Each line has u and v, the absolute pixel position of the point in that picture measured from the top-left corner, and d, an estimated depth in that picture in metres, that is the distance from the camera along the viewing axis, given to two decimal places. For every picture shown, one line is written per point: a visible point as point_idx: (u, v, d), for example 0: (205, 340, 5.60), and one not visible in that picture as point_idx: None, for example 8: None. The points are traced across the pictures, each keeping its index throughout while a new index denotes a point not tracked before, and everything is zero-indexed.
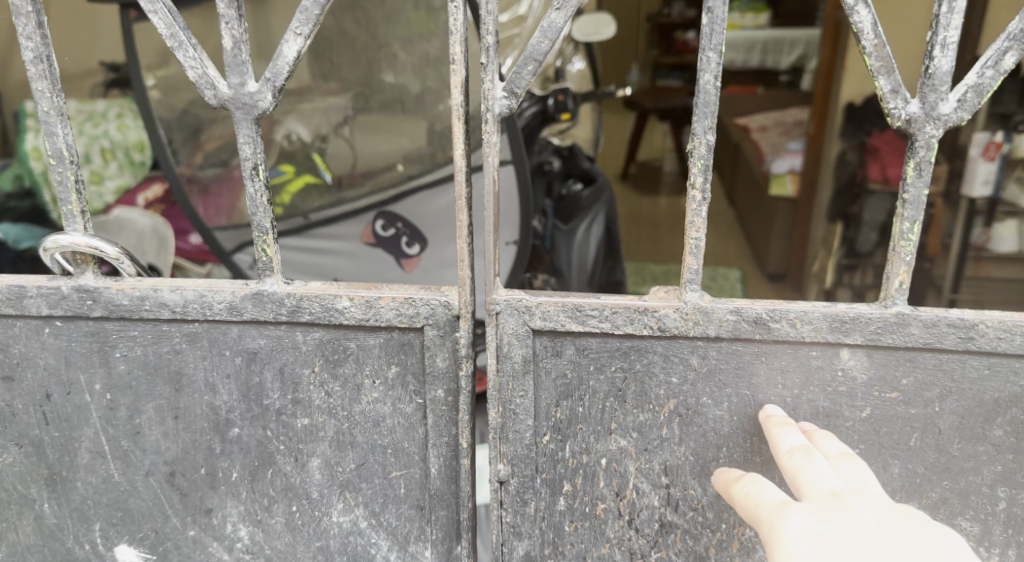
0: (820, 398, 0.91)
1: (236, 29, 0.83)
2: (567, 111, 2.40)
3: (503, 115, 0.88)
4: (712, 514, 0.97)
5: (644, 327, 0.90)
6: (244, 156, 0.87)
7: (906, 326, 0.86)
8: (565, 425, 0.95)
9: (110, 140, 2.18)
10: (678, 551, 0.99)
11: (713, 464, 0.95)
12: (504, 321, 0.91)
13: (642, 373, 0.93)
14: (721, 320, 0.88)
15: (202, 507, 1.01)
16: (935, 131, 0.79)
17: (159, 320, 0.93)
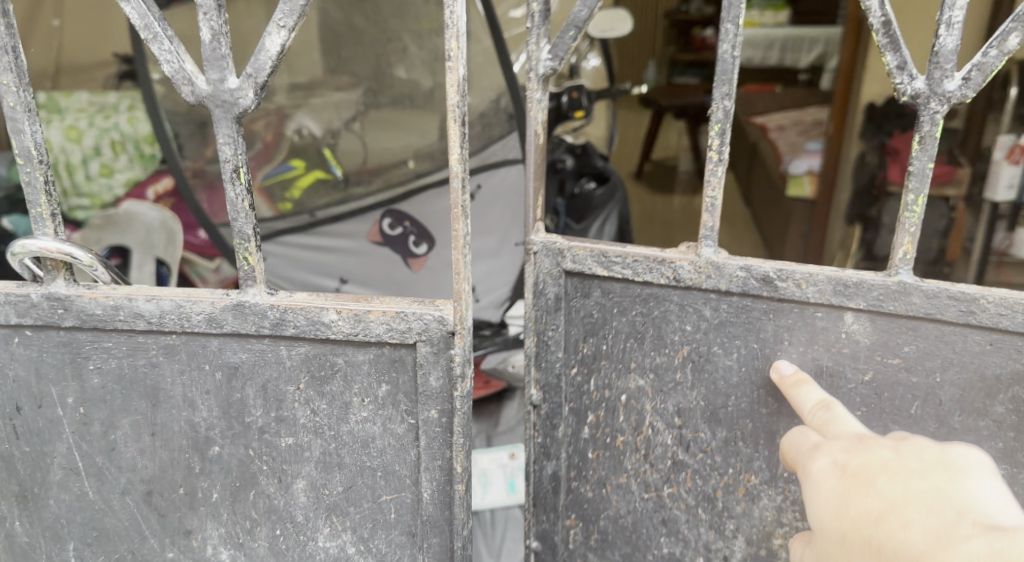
0: (823, 356, 0.84)
1: (214, 21, 0.78)
2: (581, 108, 2.31)
3: (547, 77, 0.85)
4: (720, 458, 0.90)
5: (662, 276, 0.86)
6: (223, 158, 0.81)
7: (908, 295, 0.79)
8: (591, 360, 0.92)
9: (120, 133, 2.06)
10: (688, 489, 0.92)
11: (723, 410, 0.89)
12: (541, 261, 0.89)
13: (659, 319, 0.88)
14: (732, 274, 0.84)
15: (181, 528, 0.95)
16: (939, 107, 0.75)
17: (134, 331, 0.88)
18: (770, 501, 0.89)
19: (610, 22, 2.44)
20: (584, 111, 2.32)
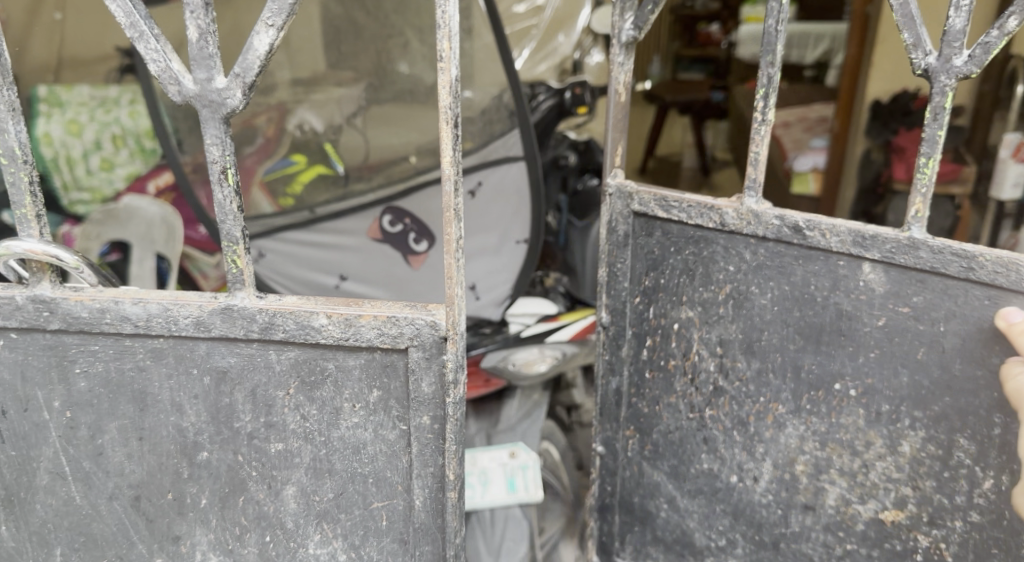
0: (843, 301, 1.00)
1: (201, 19, 0.76)
2: (585, 104, 2.32)
3: (630, 44, 1.14)
4: (753, 387, 1.11)
5: (710, 221, 1.09)
6: (211, 159, 0.79)
7: (915, 250, 0.93)
8: (651, 292, 1.18)
9: (121, 127, 2.05)
10: (726, 412, 1.15)
11: (757, 343, 1.09)
12: (615, 201, 1.18)
13: (707, 258, 1.11)
14: (768, 223, 1.04)
15: (170, 534, 0.94)
16: (947, 81, 0.89)
17: (121, 335, 0.86)
18: (793, 430, 1.08)
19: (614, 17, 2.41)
20: (587, 107, 2.33)
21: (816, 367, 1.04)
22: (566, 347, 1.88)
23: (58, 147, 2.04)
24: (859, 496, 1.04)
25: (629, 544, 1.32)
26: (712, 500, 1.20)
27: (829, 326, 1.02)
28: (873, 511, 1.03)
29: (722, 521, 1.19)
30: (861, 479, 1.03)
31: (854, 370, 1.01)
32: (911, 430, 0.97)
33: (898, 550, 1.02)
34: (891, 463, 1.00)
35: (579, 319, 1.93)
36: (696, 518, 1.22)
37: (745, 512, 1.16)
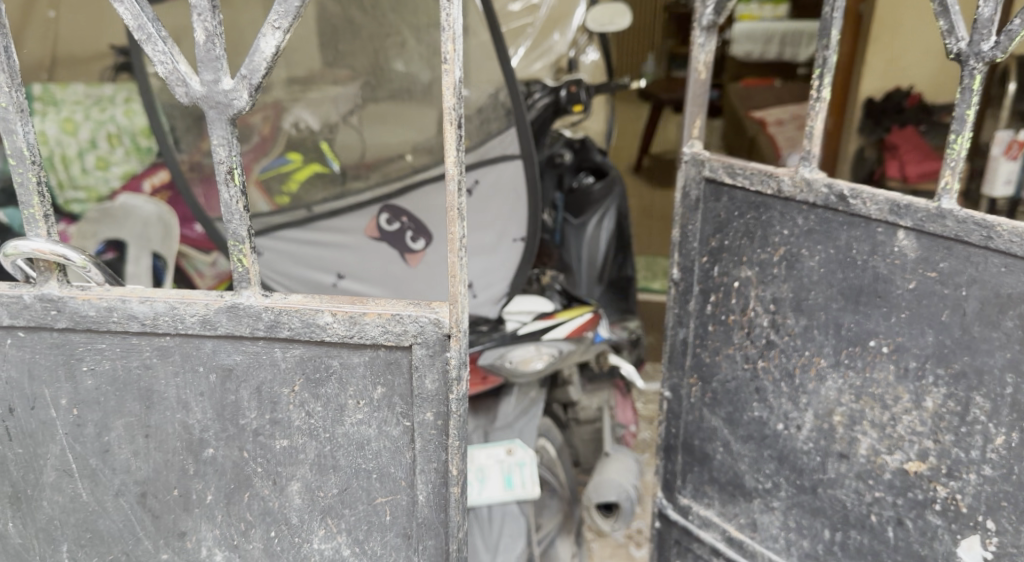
0: (881, 265, 1.13)
1: (208, 22, 0.77)
2: (580, 103, 2.34)
3: (709, 26, 1.32)
4: (800, 341, 1.25)
5: (769, 188, 1.25)
6: (218, 159, 0.80)
7: (943, 218, 1.05)
8: (716, 252, 1.35)
9: (116, 126, 2.06)
10: (776, 364, 1.30)
11: (805, 301, 1.23)
12: (688, 168, 1.37)
13: (765, 222, 1.27)
14: (818, 191, 1.19)
15: (176, 530, 0.95)
16: (977, 65, 1.00)
17: (128, 333, 0.87)
18: (834, 383, 1.22)
19: (610, 16, 2.43)
20: (583, 105, 2.34)
21: (855, 324, 1.17)
22: (562, 345, 1.99)
23: (53, 147, 2.02)
24: (887, 448, 1.16)
25: (688, 485, 1.50)
26: (761, 446, 1.35)
27: (868, 287, 1.15)
28: (900, 461, 1.15)
29: (769, 465, 1.34)
30: (891, 431, 1.15)
31: (887, 329, 1.13)
32: (935, 385, 1.09)
33: (921, 498, 1.13)
34: (916, 417, 1.12)
35: (575, 318, 2.04)
36: (748, 462, 1.37)
37: (790, 458, 1.30)
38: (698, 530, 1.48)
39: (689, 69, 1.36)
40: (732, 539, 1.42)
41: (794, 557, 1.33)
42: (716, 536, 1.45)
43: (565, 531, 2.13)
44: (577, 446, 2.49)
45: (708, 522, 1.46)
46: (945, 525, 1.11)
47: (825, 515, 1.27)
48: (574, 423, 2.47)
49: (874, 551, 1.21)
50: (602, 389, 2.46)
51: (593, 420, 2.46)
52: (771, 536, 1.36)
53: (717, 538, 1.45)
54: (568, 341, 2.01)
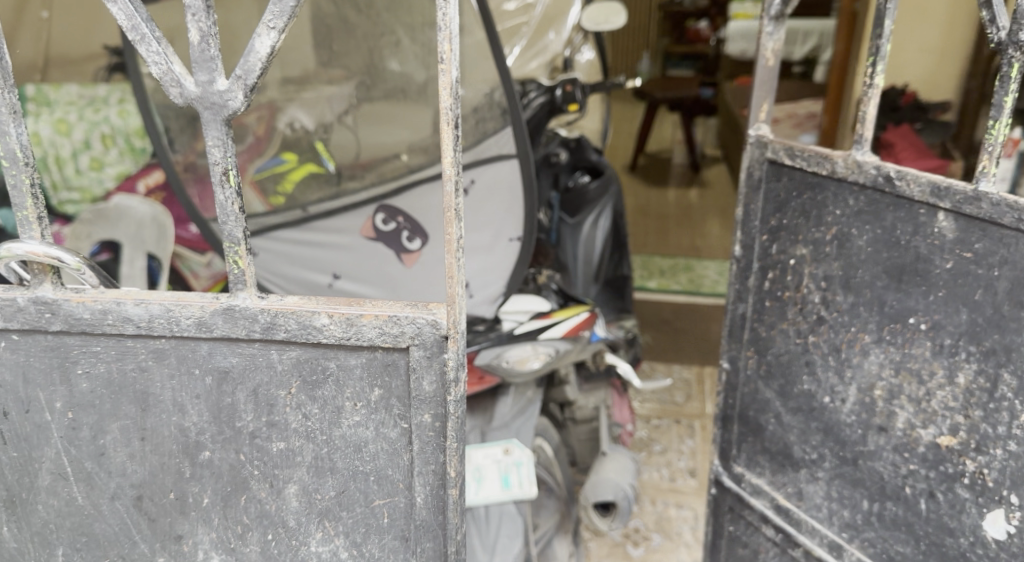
0: (921, 245, 1.20)
1: (202, 22, 0.76)
2: (576, 101, 2.33)
3: (777, 16, 1.43)
4: (847, 317, 1.33)
5: (824, 169, 1.33)
6: (213, 160, 0.80)
7: (978, 201, 1.11)
8: (776, 230, 1.44)
9: (111, 126, 2.05)
10: (824, 340, 1.37)
11: (853, 279, 1.31)
12: (752, 150, 1.47)
13: (820, 203, 1.35)
14: (867, 172, 1.26)
15: (172, 533, 0.94)
16: (1014, 53, 1.07)
17: (123, 335, 0.86)
18: (876, 357, 1.29)
19: (604, 14, 2.43)
20: (579, 104, 2.33)
21: (897, 302, 1.24)
22: (559, 344, 1.98)
23: (47, 147, 2.03)
24: (922, 421, 1.23)
25: (743, 454, 1.58)
26: (808, 418, 1.43)
27: (909, 266, 1.22)
28: (932, 435, 1.22)
29: (816, 437, 1.41)
30: (926, 406, 1.22)
31: (926, 307, 1.20)
32: (967, 361, 1.15)
33: (952, 472, 1.20)
34: (949, 393, 1.18)
35: (571, 318, 2.04)
36: (795, 434, 1.46)
37: (835, 430, 1.38)
38: (749, 497, 1.57)
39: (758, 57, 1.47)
40: (780, 506, 1.50)
41: (835, 526, 1.40)
42: (764, 504, 1.54)
43: (563, 530, 2.15)
44: (574, 446, 2.49)
45: (758, 490, 1.55)
46: (971, 498, 1.17)
47: (864, 486, 1.34)
48: (570, 422, 2.47)
49: (908, 523, 1.27)
50: (599, 388, 2.47)
51: (591, 419, 2.46)
52: (817, 505, 1.43)
53: (766, 505, 1.53)
54: (565, 341, 2.01)
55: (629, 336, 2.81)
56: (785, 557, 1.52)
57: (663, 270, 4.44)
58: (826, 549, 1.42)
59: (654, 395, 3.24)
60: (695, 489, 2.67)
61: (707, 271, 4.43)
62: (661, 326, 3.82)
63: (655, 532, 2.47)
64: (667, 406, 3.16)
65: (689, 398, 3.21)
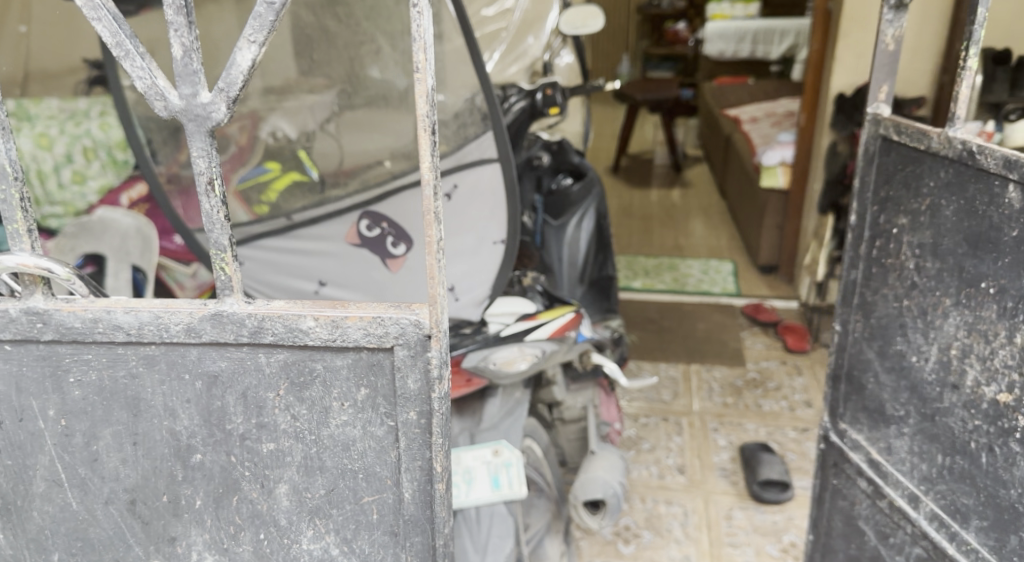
0: (994, 215, 1.16)
1: (185, 37, 0.79)
2: (556, 105, 2.37)
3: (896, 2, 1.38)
4: (932, 282, 1.30)
5: (921, 145, 1.31)
6: (198, 170, 0.82)
7: None
8: (884, 201, 1.41)
9: (92, 139, 2.08)
10: (914, 304, 1.34)
11: (941, 247, 1.27)
12: (865, 128, 1.46)
13: (915, 176, 1.33)
14: (955, 146, 1.23)
15: (166, 535, 0.97)
16: None
17: (113, 343, 0.89)
18: (953, 319, 1.25)
19: (583, 18, 2.46)
20: (559, 108, 2.37)
21: (974, 268, 1.21)
22: (545, 344, 2.02)
23: (29, 161, 2.05)
24: (986, 379, 1.19)
25: (848, 410, 1.54)
26: (899, 377, 1.39)
27: (984, 235, 1.18)
28: (993, 392, 1.18)
29: (903, 394, 1.38)
30: (990, 363, 1.18)
31: (995, 272, 1.16)
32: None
33: (1007, 427, 1.16)
34: (1008, 352, 1.15)
35: (556, 319, 2.09)
36: (889, 391, 1.41)
37: (919, 388, 1.34)
38: (848, 451, 1.54)
39: (877, 42, 1.42)
40: (873, 460, 1.46)
41: (915, 479, 1.35)
42: (861, 458, 1.50)
43: (553, 530, 2.16)
44: (563, 446, 2.53)
45: (857, 445, 1.51)
46: (1022, 451, 1.13)
47: (940, 441, 1.29)
48: (558, 423, 2.50)
49: (971, 476, 1.23)
50: (586, 388, 2.49)
51: (580, 419, 2.49)
52: (902, 459, 1.39)
53: (861, 459, 1.50)
54: (551, 341, 2.05)
55: (615, 336, 2.85)
56: (875, 510, 1.47)
57: (648, 270, 4.49)
58: (906, 501, 1.37)
59: (642, 393, 3.27)
60: (684, 486, 2.70)
61: (691, 271, 4.46)
62: (648, 326, 3.85)
63: (645, 529, 2.50)
64: (654, 404, 3.19)
65: (676, 395, 3.25)
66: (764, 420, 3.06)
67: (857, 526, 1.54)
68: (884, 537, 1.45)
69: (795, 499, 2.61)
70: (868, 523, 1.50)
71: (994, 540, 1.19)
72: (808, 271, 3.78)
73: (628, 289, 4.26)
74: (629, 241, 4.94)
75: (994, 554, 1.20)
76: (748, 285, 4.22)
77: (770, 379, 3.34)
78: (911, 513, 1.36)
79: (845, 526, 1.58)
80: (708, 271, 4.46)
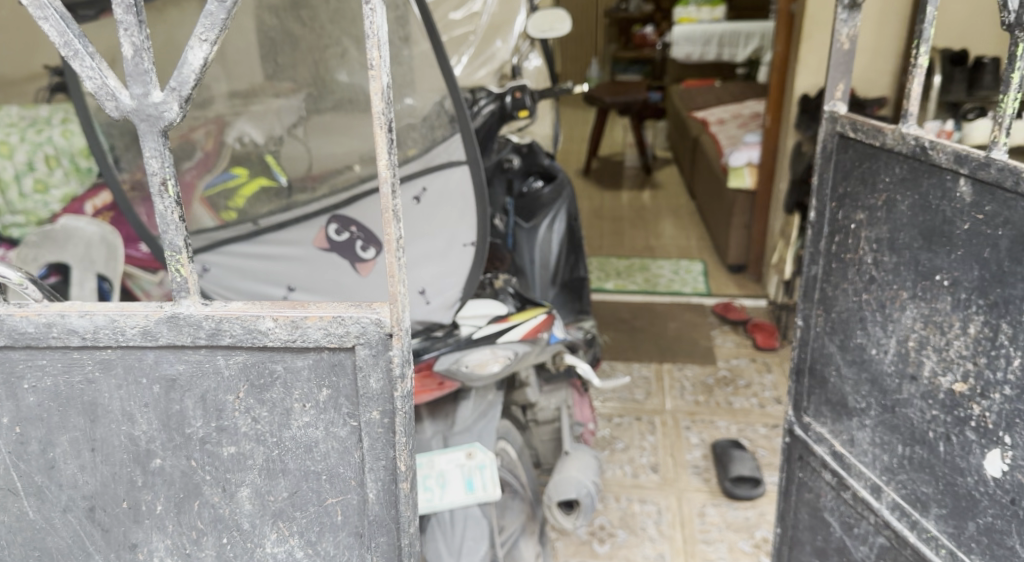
0: (947, 209, 1.19)
1: (135, 37, 0.78)
2: (525, 108, 2.35)
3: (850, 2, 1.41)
4: (889, 275, 1.32)
5: (875, 141, 1.33)
6: (151, 171, 0.82)
7: (989, 166, 1.10)
8: (842, 197, 1.44)
9: (55, 147, 2.04)
10: (873, 297, 1.36)
11: (897, 242, 1.29)
12: (823, 127, 1.48)
13: (870, 173, 1.36)
14: (908, 142, 1.26)
15: (126, 542, 0.96)
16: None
17: (69, 347, 0.88)
18: (910, 312, 1.28)
19: (550, 21, 2.48)
20: (529, 111, 2.35)
21: (928, 261, 1.23)
22: (517, 346, 2.02)
23: None
24: (943, 369, 1.22)
25: (811, 403, 1.56)
26: (860, 370, 1.41)
27: (938, 228, 1.21)
28: (949, 382, 1.20)
29: (864, 387, 1.40)
30: (946, 354, 1.21)
31: (949, 264, 1.19)
32: (978, 313, 1.14)
33: (963, 416, 1.18)
34: (962, 342, 1.17)
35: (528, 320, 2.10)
36: (851, 384, 1.43)
37: (879, 380, 1.36)
38: (813, 443, 1.55)
39: (832, 42, 1.44)
40: (836, 452, 1.48)
41: (877, 470, 1.38)
42: (825, 451, 1.52)
43: (528, 531, 2.17)
44: (537, 446, 2.53)
45: (821, 437, 1.53)
46: (977, 439, 1.16)
47: (900, 432, 1.31)
48: (532, 424, 2.50)
49: (930, 465, 1.25)
50: (560, 389, 2.50)
51: (553, 420, 2.49)
52: (864, 450, 1.41)
53: (825, 451, 1.52)
54: (523, 343, 2.05)
55: (588, 337, 2.86)
56: (840, 502, 1.49)
57: (620, 271, 4.51)
58: (869, 491, 1.39)
59: (614, 393, 3.29)
60: (658, 484, 2.72)
61: (662, 271, 4.50)
62: (620, 326, 3.87)
63: (620, 528, 2.51)
64: (628, 404, 3.21)
65: (649, 394, 3.27)
66: (734, 417, 3.08)
67: (823, 517, 1.55)
68: (848, 528, 1.47)
69: (766, 495, 2.64)
70: (833, 514, 1.52)
71: (953, 527, 1.22)
72: (776, 269, 3.82)
73: (600, 290, 4.27)
74: (600, 243, 4.97)
75: (953, 541, 1.22)
76: (718, 285, 4.26)
77: (740, 376, 3.37)
78: (874, 504, 1.38)
79: (811, 519, 1.60)
80: (679, 271, 4.49)
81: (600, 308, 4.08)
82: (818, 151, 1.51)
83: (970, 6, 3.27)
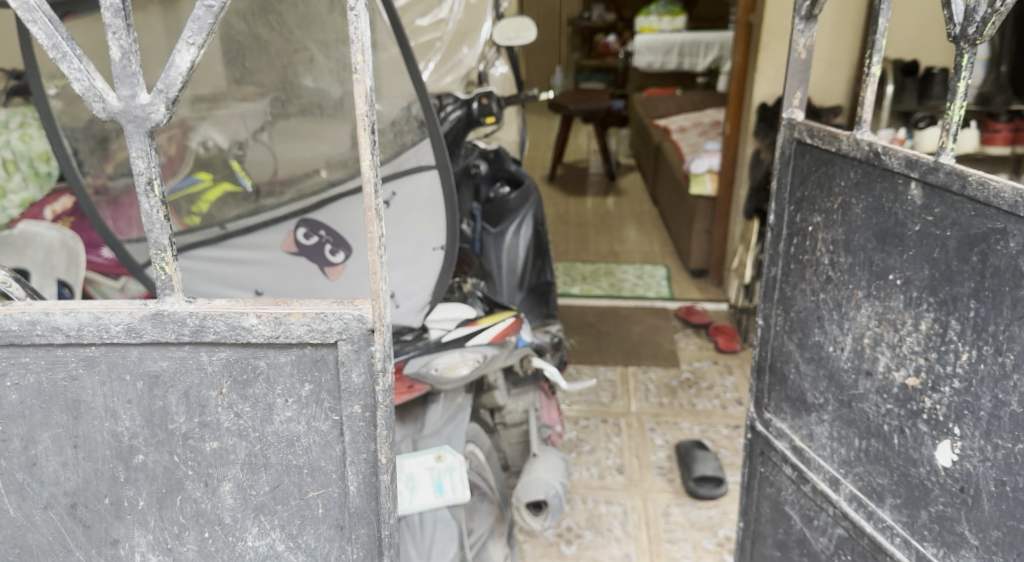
0: (898, 210, 1.25)
1: (123, 40, 0.81)
2: (492, 113, 2.39)
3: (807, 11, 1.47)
4: (845, 275, 1.38)
5: (831, 146, 1.40)
6: (137, 171, 0.84)
7: (938, 170, 1.16)
8: (800, 201, 1.50)
9: (13, 151, 2.02)
10: (829, 296, 1.42)
11: (853, 243, 1.36)
12: (783, 131, 1.54)
13: (826, 177, 1.42)
14: (863, 147, 1.32)
15: (108, 538, 0.97)
16: (970, 49, 1.11)
17: (53, 345, 0.89)
18: (865, 311, 1.34)
19: (514, 29, 2.50)
20: (495, 116, 2.39)
21: (882, 261, 1.29)
22: (486, 349, 2.05)
23: None
24: (896, 364, 1.28)
25: (772, 400, 1.62)
26: (818, 366, 1.47)
27: (891, 230, 1.27)
28: (902, 376, 1.26)
29: (821, 383, 1.46)
30: (899, 350, 1.27)
31: (902, 264, 1.25)
32: (929, 311, 1.20)
33: (915, 409, 1.24)
34: (914, 338, 1.23)
35: (497, 323, 2.13)
36: (809, 380, 1.49)
37: (836, 376, 1.42)
38: (774, 439, 1.61)
39: (789, 51, 1.49)
40: (796, 447, 1.54)
41: (835, 463, 1.43)
42: (785, 446, 1.57)
43: (496, 532, 2.19)
44: (505, 449, 2.56)
45: (782, 433, 1.59)
46: (929, 431, 1.22)
47: (856, 426, 1.37)
48: (500, 427, 2.53)
49: (885, 457, 1.31)
50: (527, 392, 2.54)
51: (521, 422, 2.52)
52: (822, 444, 1.47)
53: (786, 446, 1.57)
54: (491, 346, 2.08)
55: (555, 340, 2.89)
56: (800, 495, 1.55)
57: (585, 276, 4.57)
58: (828, 484, 1.45)
59: (580, 396, 3.33)
60: (623, 485, 2.77)
61: (626, 276, 4.57)
62: (585, 330, 3.92)
63: (587, 529, 2.55)
64: (594, 406, 3.26)
65: (614, 397, 3.32)
66: (697, 418, 3.15)
67: (784, 511, 1.61)
68: (808, 520, 1.53)
69: (728, 494, 2.70)
70: (794, 507, 1.57)
71: (906, 516, 1.27)
72: (737, 274, 3.92)
73: (566, 295, 4.33)
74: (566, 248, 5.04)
75: (907, 529, 1.28)
76: (681, 289, 4.34)
77: (702, 379, 3.44)
78: (832, 496, 1.43)
79: (773, 512, 1.65)
80: (642, 276, 4.56)
81: (565, 313, 4.13)
82: (777, 157, 1.56)
83: (919, 18, 3.39)
